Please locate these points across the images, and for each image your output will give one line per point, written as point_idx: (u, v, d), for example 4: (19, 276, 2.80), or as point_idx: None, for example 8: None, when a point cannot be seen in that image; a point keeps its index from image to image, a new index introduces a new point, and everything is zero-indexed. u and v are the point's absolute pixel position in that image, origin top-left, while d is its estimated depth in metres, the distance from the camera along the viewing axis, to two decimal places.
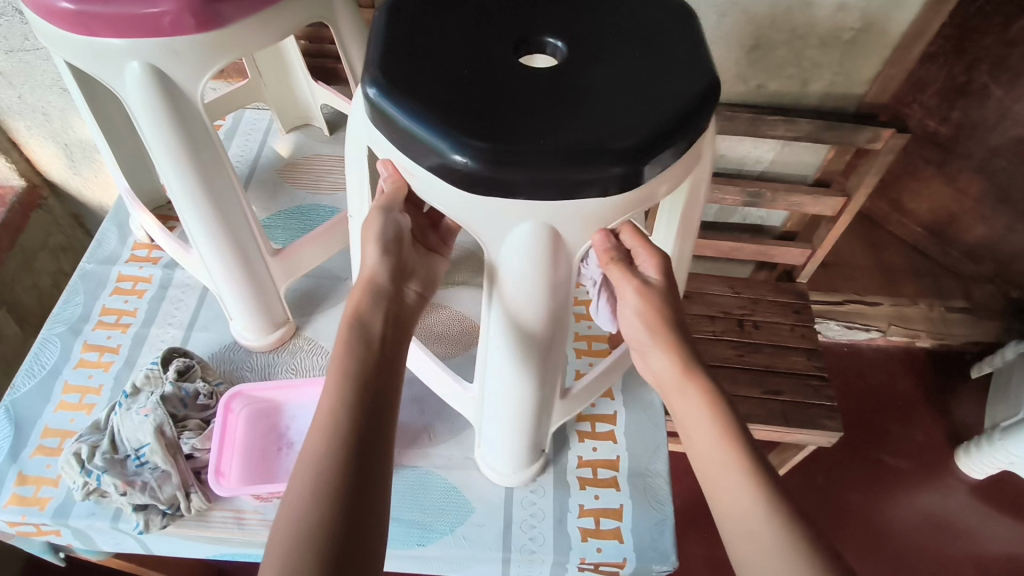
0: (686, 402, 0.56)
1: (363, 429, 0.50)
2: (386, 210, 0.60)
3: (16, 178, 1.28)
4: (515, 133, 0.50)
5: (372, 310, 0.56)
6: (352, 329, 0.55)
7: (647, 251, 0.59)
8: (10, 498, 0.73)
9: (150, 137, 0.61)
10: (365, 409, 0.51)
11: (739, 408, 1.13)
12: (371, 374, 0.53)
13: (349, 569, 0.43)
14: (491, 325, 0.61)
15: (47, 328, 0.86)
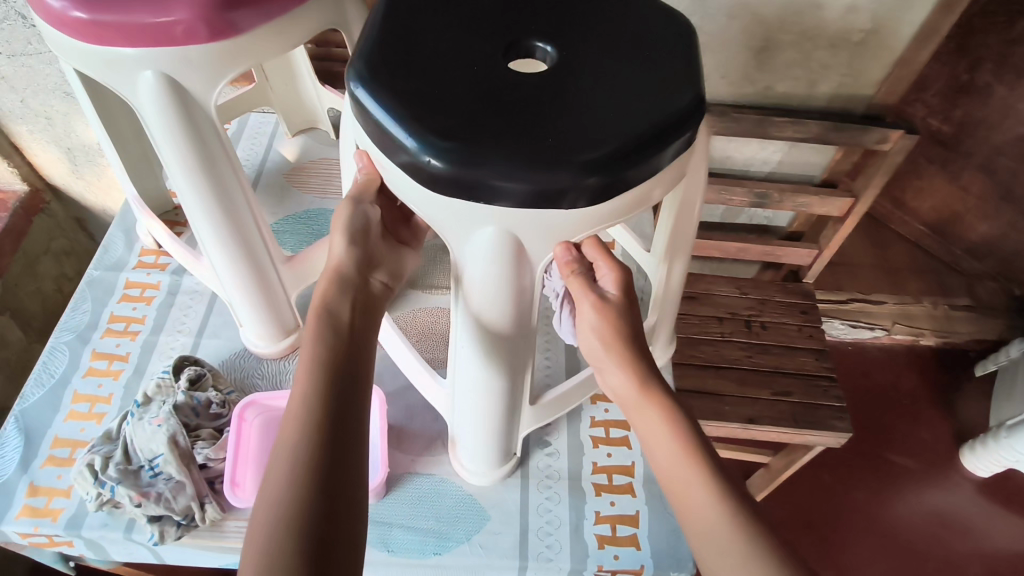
0: (645, 421, 0.55)
1: (336, 410, 0.50)
2: (353, 200, 0.59)
3: (18, 183, 1.26)
4: (484, 137, 0.48)
5: (341, 296, 0.56)
6: (320, 315, 0.54)
7: (608, 264, 0.58)
8: (22, 509, 0.72)
9: (161, 142, 0.60)
10: (336, 391, 0.51)
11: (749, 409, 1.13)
12: (341, 356, 0.53)
13: (331, 539, 0.44)
14: (458, 324, 0.60)
15: (55, 336, 0.85)
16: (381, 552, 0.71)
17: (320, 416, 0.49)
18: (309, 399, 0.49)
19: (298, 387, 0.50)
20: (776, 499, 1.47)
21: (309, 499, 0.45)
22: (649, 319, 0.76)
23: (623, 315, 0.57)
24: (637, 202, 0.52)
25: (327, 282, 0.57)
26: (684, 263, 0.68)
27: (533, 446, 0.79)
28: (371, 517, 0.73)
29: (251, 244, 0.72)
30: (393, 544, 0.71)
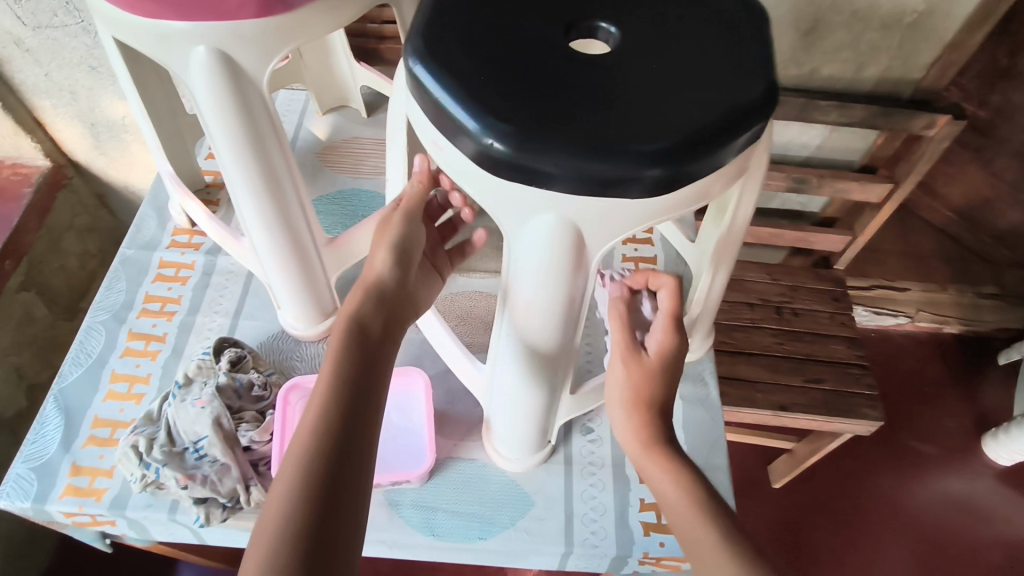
0: (658, 469, 0.53)
1: (356, 412, 0.48)
2: (406, 217, 0.61)
3: (41, 159, 1.24)
4: (547, 118, 0.43)
5: (373, 305, 0.56)
6: (350, 319, 0.54)
7: (663, 326, 0.59)
8: (65, 489, 0.72)
9: (209, 119, 0.59)
10: (358, 392, 0.49)
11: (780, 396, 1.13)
12: (365, 358, 0.52)
13: (325, 556, 0.41)
14: (502, 339, 0.59)
15: (91, 316, 0.84)
16: (425, 537, 0.71)
17: (339, 416, 0.47)
18: (330, 397, 0.48)
19: (322, 384, 0.49)
20: (797, 484, 1.47)
21: (315, 499, 0.43)
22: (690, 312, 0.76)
23: (654, 372, 0.57)
24: (700, 197, 0.48)
25: (358, 292, 0.57)
26: (727, 273, 0.69)
27: (575, 431, 0.79)
28: (414, 502, 0.73)
29: (292, 226, 0.70)
30: (437, 529, 0.71)
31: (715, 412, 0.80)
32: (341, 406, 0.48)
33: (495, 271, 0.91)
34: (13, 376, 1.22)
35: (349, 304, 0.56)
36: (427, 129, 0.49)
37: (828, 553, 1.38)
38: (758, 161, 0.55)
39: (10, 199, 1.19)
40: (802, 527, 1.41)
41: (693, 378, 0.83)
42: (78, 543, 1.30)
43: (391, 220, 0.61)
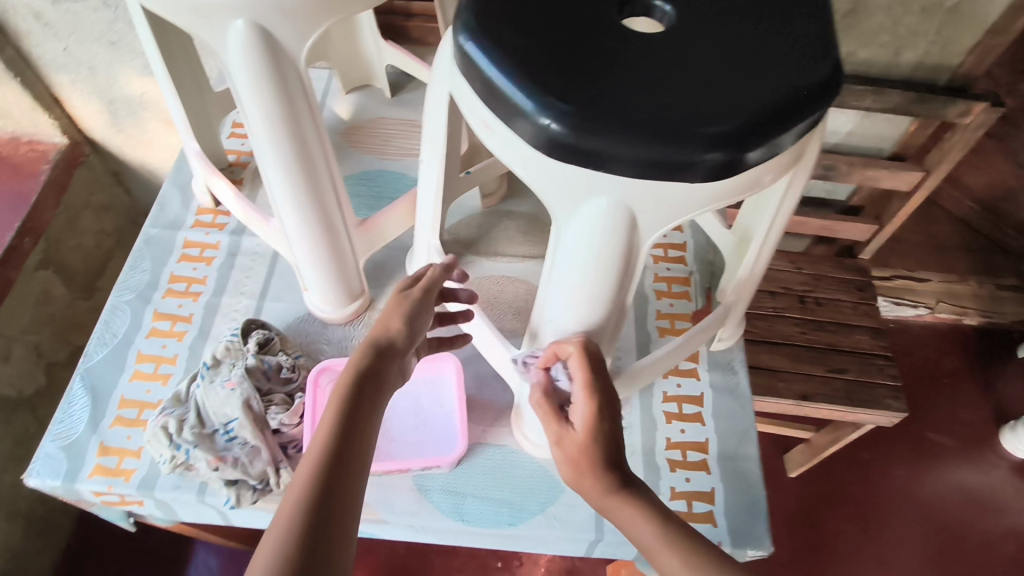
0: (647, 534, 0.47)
1: (344, 479, 0.46)
2: (420, 298, 0.60)
3: (58, 136, 1.22)
4: (606, 98, 0.41)
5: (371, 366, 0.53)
6: (348, 381, 0.52)
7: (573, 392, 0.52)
8: (94, 468, 0.72)
9: (245, 98, 0.57)
10: (347, 458, 0.47)
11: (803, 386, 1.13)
12: (357, 420, 0.50)
13: None
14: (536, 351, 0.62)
15: (115, 295, 0.84)
16: (455, 521, 0.71)
17: (325, 485, 0.45)
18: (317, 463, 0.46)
19: (313, 448, 0.47)
20: (814, 474, 1.47)
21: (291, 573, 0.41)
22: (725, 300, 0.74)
23: (601, 447, 0.50)
24: (750, 186, 0.46)
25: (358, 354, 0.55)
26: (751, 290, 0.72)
27: None
28: (444, 486, 0.73)
29: (323, 207, 0.69)
30: (467, 514, 0.71)
31: (746, 401, 0.79)
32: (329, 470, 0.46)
33: (523, 254, 0.89)
34: (32, 355, 1.22)
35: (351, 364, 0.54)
36: (475, 108, 0.48)
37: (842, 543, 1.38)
38: (809, 156, 0.53)
39: (26, 175, 1.18)
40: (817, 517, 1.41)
41: (724, 367, 0.82)
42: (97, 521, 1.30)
43: (395, 297, 0.60)
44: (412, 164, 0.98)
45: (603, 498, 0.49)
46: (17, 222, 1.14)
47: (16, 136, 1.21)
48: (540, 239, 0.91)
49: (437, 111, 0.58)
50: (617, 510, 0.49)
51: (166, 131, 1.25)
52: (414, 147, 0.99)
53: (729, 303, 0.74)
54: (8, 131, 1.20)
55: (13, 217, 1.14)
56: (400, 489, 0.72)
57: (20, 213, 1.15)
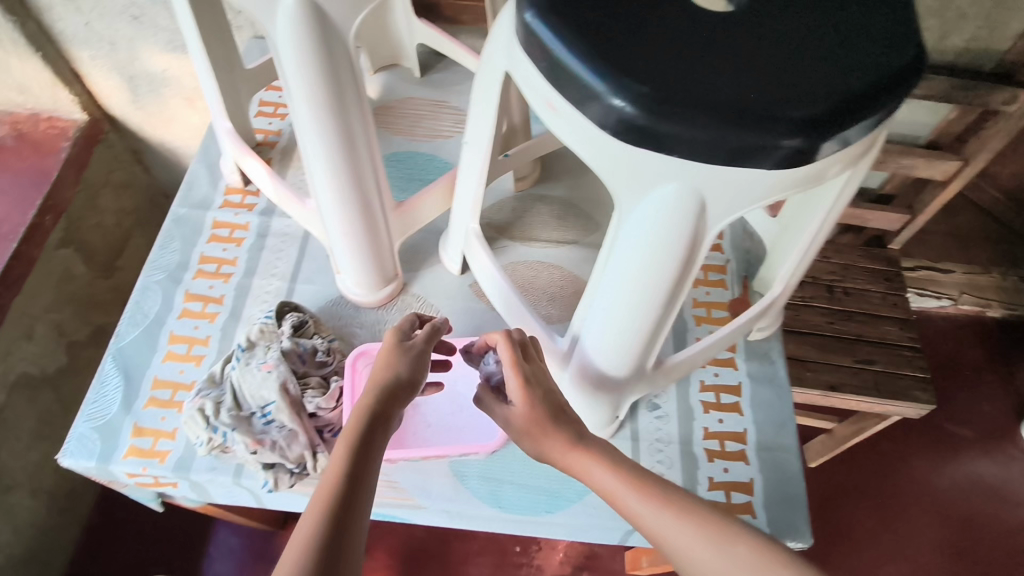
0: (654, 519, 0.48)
1: (352, 533, 0.45)
2: (423, 347, 0.58)
3: (77, 113, 1.18)
4: (684, 79, 0.40)
5: (380, 412, 0.52)
6: (356, 425, 0.50)
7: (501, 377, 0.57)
8: (129, 450, 0.71)
9: (290, 76, 0.56)
10: (355, 508, 0.46)
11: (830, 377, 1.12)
12: (366, 467, 0.49)
13: None
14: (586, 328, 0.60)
15: (145, 275, 0.83)
16: (492, 508, 0.71)
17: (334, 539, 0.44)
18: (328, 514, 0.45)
19: (321, 494, 0.46)
20: (833, 465, 1.46)
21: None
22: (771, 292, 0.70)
23: (540, 413, 0.53)
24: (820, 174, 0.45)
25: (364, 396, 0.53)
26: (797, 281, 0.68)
27: (641, 407, 0.78)
28: (481, 473, 0.72)
29: (362, 190, 0.68)
30: (504, 501, 0.71)
31: (784, 392, 0.78)
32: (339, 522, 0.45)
33: (556, 241, 0.88)
34: (53, 333, 1.20)
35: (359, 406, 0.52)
36: (539, 90, 0.46)
37: (861, 532, 1.39)
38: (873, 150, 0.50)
39: (47, 153, 1.13)
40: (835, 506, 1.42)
41: (760, 356, 0.81)
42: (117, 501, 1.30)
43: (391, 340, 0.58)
44: (443, 145, 0.96)
45: (565, 453, 0.53)
46: (38, 200, 1.09)
47: (35, 113, 1.16)
48: (573, 224, 0.90)
49: (488, 92, 0.57)
50: (578, 464, 0.52)
51: (188, 109, 1.23)
52: (445, 129, 0.97)
53: (778, 295, 0.70)
54: (26, 108, 1.14)
55: (33, 194, 1.09)
56: (436, 475, 0.72)
57: (40, 190, 1.09)
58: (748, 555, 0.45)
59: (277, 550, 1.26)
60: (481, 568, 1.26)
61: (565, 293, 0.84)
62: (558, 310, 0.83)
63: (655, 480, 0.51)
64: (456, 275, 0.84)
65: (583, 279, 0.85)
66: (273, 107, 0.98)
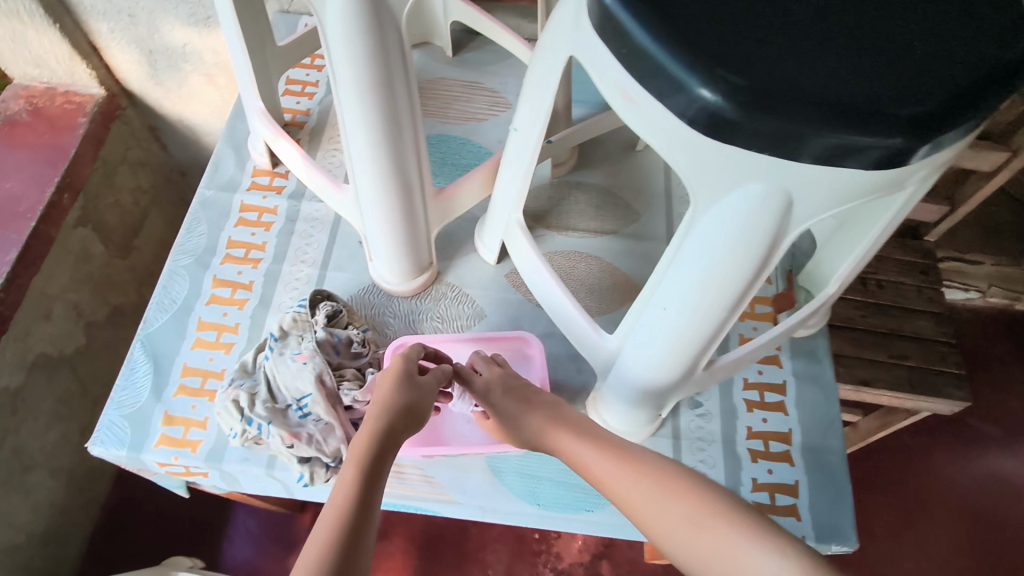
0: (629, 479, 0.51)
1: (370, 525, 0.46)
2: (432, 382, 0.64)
3: (94, 86, 1.11)
4: (779, 73, 0.37)
5: (390, 422, 0.56)
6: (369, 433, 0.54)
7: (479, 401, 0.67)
8: (160, 439, 0.69)
9: (337, 58, 0.53)
10: (371, 506, 0.48)
11: (862, 372, 1.09)
12: (380, 470, 0.51)
13: None
14: (634, 326, 0.58)
15: (173, 260, 0.80)
16: (530, 505, 0.69)
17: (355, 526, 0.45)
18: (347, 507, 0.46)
19: (340, 492, 0.48)
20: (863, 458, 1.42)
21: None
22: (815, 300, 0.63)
23: (513, 399, 0.64)
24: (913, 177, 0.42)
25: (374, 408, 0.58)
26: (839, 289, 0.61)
27: (683, 405, 0.76)
28: (519, 469, 0.70)
29: (401, 178, 0.65)
30: (542, 498, 0.70)
31: (831, 393, 0.77)
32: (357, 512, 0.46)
33: (593, 230, 0.86)
34: (72, 314, 1.12)
35: (370, 418, 0.56)
36: (614, 80, 0.43)
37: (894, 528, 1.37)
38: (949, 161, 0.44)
39: (64, 129, 1.06)
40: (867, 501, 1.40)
41: (807, 355, 0.79)
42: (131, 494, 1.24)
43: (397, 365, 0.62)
44: (476, 127, 0.93)
45: (544, 429, 0.61)
46: (57, 177, 1.02)
47: (52, 87, 1.09)
48: (611, 215, 0.87)
49: (545, 81, 0.54)
50: (556, 439, 0.59)
51: (208, 88, 1.16)
52: (478, 112, 0.94)
53: (832, 294, 0.62)
54: (42, 80, 1.08)
55: (51, 171, 1.02)
56: (473, 471, 0.70)
57: (59, 167, 1.03)
58: (689, 502, 0.47)
59: (297, 534, 1.23)
60: (500, 556, 1.25)
61: (603, 285, 0.81)
62: (596, 302, 0.80)
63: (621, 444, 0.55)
64: (492, 264, 0.83)
65: (622, 271, 0.83)
66: (300, 86, 0.95)
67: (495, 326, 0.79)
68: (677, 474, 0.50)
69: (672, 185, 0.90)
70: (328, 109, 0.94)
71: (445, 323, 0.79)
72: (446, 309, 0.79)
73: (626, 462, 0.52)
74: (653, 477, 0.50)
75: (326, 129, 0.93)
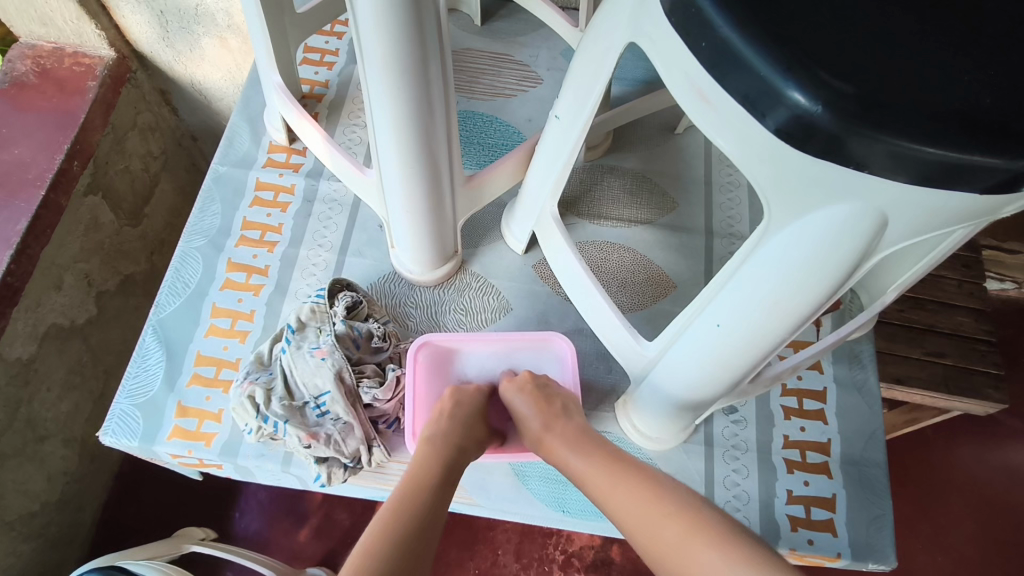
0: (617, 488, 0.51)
1: (428, 538, 0.48)
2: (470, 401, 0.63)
3: (104, 48, 1.01)
4: (888, 81, 0.32)
5: (455, 445, 0.58)
6: (435, 453, 0.56)
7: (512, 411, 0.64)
8: (173, 431, 0.67)
9: (368, 42, 0.48)
10: (433, 513, 0.50)
11: (893, 369, 0.97)
12: (446, 487, 0.54)
13: None
14: (677, 337, 0.54)
15: (185, 241, 0.77)
16: (555, 512, 0.67)
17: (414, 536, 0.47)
18: (408, 510, 0.49)
19: (399, 501, 0.50)
20: (926, 453, 1.20)
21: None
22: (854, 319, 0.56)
23: (526, 396, 0.62)
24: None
25: (442, 425, 0.59)
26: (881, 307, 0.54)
27: (717, 411, 0.72)
28: (544, 474, 0.68)
29: (433, 167, 0.60)
30: (568, 505, 0.67)
31: (874, 401, 0.73)
32: (418, 523, 0.48)
33: (627, 220, 0.81)
34: (82, 284, 1.03)
35: (437, 434, 0.58)
36: (687, 73, 0.39)
37: (978, 538, 1.13)
38: None
39: (73, 93, 0.97)
40: (942, 498, 1.16)
41: (849, 360, 0.76)
42: (138, 478, 1.15)
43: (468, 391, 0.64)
44: (503, 104, 0.87)
45: (538, 436, 0.60)
46: (67, 144, 0.94)
47: (60, 47, 0.99)
48: (647, 202, 0.82)
49: (590, 75, 0.50)
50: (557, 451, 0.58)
51: (222, 52, 1.05)
52: (508, 88, 0.88)
53: (890, 302, 0.53)
54: (49, 40, 0.98)
55: (59, 137, 0.94)
56: (496, 474, 0.68)
57: (68, 133, 0.94)
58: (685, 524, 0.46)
59: (308, 507, 1.13)
60: (509, 536, 1.07)
61: (636, 279, 0.77)
62: (629, 298, 0.75)
63: (618, 460, 0.54)
64: (519, 254, 0.78)
65: (657, 264, 0.78)
66: (319, 54, 0.90)
67: (522, 321, 0.75)
68: (677, 497, 0.49)
69: (713, 172, 0.84)
70: (348, 81, 0.88)
71: (470, 316, 0.75)
72: (470, 301, 0.76)
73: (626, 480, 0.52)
74: (649, 494, 0.50)
75: (346, 103, 0.87)
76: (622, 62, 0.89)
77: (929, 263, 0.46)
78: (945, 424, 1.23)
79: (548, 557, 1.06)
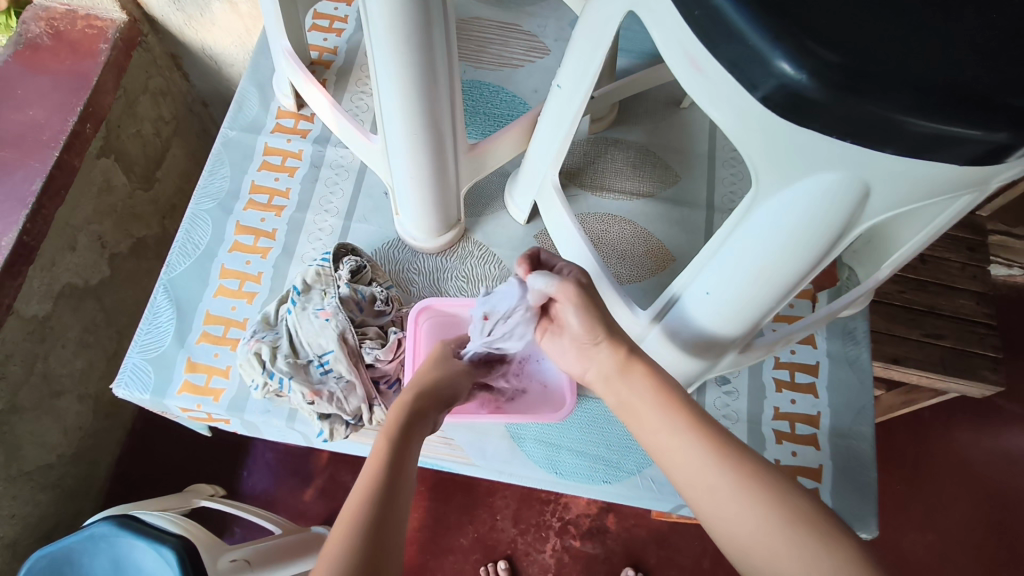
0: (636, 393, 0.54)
1: (407, 477, 0.48)
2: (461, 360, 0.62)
3: (116, 10, 1.00)
4: (877, 53, 0.33)
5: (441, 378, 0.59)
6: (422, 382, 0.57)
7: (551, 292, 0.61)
8: (183, 385, 0.69)
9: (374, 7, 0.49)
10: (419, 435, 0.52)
11: (891, 349, 0.98)
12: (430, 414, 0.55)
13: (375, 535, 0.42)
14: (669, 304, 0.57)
15: (195, 203, 0.79)
16: (548, 473, 0.69)
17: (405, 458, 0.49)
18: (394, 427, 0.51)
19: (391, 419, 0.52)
20: (921, 433, 1.21)
21: (372, 526, 0.42)
22: (854, 292, 0.57)
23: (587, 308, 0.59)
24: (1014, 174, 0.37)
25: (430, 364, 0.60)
26: (883, 277, 0.54)
27: (710, 382, 0.74)
28: (538, 437, 0.70)
29: (438, 135, 0.62)
30: (560, 467, 0.70)
31: (866, 376, 0.74)
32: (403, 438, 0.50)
33: (631, 193, 0.81)
34: (96, 245, 1.06)
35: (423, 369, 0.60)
36: (682, 43, 0.40)
37: (967, 517, 1.15)
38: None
39: (85, 55, 0.97)
40: (936, 477, 1.18)
41: (843, 336, 0.77)
42: (150, 435, 1.19)
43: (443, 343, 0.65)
44: (510, 75, 0.88)
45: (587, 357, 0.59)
46: (79, 106, 0.95)
47: (73, 9, 0.99)
48: (650, 174, 0.83)
49: (594, 43, 0.50)
50: (618, 387, 0.55)
51: (233, 17, 1.06)
52: (515, 58, 0.88)
53: (883, 279, 0.55)
54: (62, 2, 0.98)
55: (72, 99, 0.95)
56: (493, 436, 0.70)
57: (80, 95, 0.95)
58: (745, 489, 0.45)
59: (313, 468, 1.17)
60: (508, 501, 1.10)
61: (636, 252, 0.78)
62: (629, 269, 0.77)
63: (717, 434, 0.49)
64: (521, 223, 0.80)
65: (657, 238, 0.79)
66: (328, 21, 0.91)
67: None
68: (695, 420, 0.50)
69: (717, 147, 0.85)
70: (356, 48, 0.89)
71: (471, 283, 0.77)
72: (471, 268, 0.77)
73: (740, 477, 0.46)
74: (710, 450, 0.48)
75: (354, 70, 0.88)
76: (630, 35, 0.89)
77: (925, 236, 0.47)
78: (941, 406, 1.24)
79: (546, 523, 1.09)
